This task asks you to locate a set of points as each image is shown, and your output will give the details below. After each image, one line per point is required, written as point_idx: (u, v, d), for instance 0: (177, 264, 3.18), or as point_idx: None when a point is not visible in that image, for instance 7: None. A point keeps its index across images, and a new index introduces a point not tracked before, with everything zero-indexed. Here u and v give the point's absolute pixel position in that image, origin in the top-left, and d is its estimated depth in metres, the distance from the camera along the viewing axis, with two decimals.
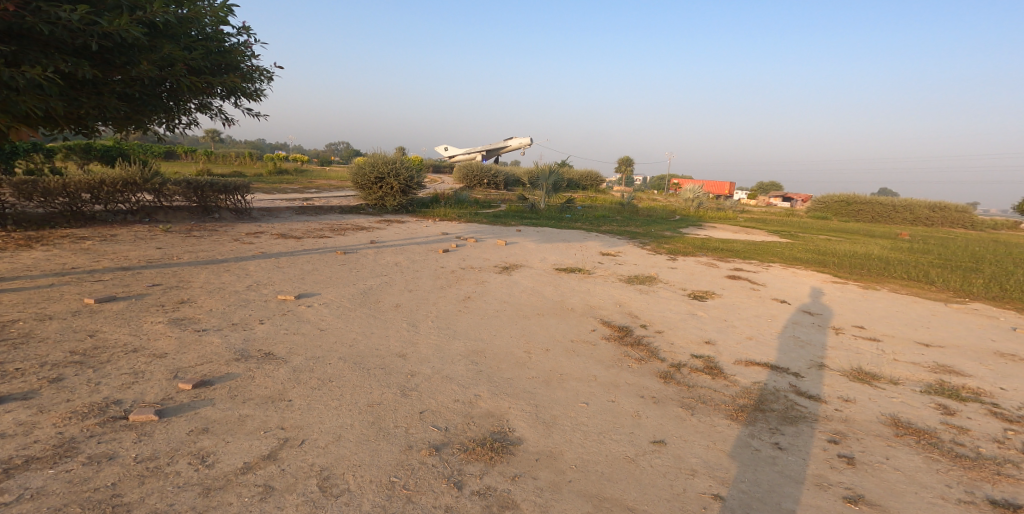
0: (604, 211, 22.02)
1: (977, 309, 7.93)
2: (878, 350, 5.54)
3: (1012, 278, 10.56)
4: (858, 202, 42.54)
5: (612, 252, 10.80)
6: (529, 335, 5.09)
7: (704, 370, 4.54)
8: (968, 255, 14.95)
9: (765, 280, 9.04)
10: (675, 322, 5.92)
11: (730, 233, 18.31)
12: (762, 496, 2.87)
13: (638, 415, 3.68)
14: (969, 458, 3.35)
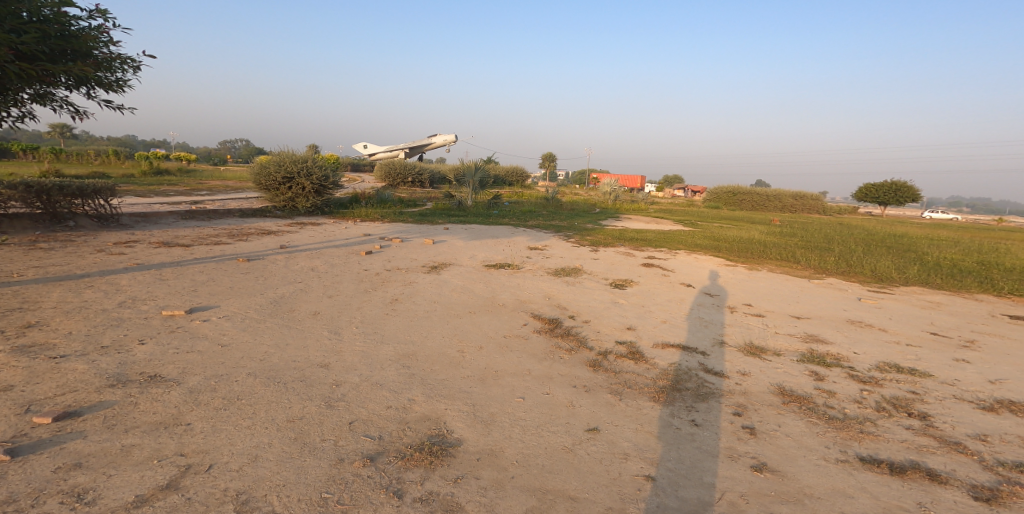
0: (532, 206, 22.39)
1: (833, 283, 8.99)
2: (762, 324, 6.09)
3: (863, 256, 12.10)
4: (744, 192, 46.70)
5: (539, 246, 10.98)
6: (461, 333, 5.04)
7: (628, 355, 4.74)
8: (821, 236, 17.06)
9: (677, 266, 9.61)
10: (600, 311, 6.12)
11: (642, 223, 19.29)
12: (686, 472, 3.04)
13: (572, 405, 3.77)
14: (839, 419, 3.76)
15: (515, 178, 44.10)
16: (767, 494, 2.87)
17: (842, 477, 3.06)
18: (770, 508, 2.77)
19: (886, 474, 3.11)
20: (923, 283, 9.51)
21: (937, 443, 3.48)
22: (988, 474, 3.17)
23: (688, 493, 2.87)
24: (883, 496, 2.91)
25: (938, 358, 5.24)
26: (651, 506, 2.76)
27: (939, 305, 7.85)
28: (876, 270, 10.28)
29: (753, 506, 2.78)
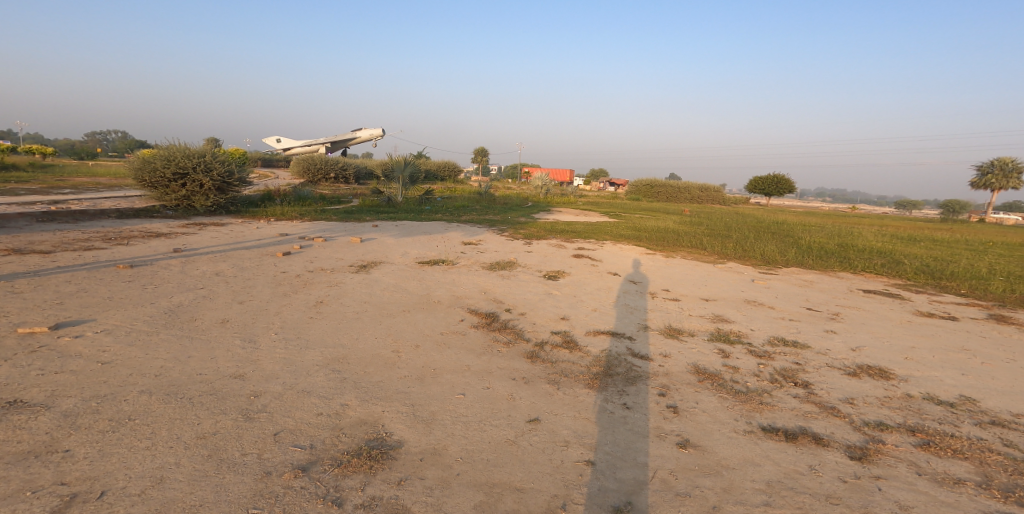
0: (464, 201, 22.38)
1: (731, 267, 9.67)
2: (679, 308, 6.42)
3: (758, 241, 13.13)
4: (659, 186, 49.21)
5: (474, 240, 10.98)
6: (395, 333, 4.95)
7: (564, 345, 4.86)
8: (724, 225, 18.38)
9: (605, 256, 9.93)
10: (535, 303, 6.22)
11: (571, 216, 19.81)
12: (623, 454, 3.16)
13: (512, 398, 3.81)
14: (743, 393, 4.05)
15: (448, 173, 43.83)
16: (692, 468, 3.04)
17: (752, 446, 3.29)
18: (697, 481, 2.93)
19: (783, 441, 3.38)
20: (803, 263, 10.48)
21: (819, 409, 3.84)
22: (859, 434, 3.53)
23: (624, 473, 2.99)
24: (783, 462, 3.15)
25: (814, 330, 5.81)
26: (591, 490, 2.85)
27: (810, 282, 8.70)
28: (764, 253, 11.19)
29: (682, 480, 2.94)
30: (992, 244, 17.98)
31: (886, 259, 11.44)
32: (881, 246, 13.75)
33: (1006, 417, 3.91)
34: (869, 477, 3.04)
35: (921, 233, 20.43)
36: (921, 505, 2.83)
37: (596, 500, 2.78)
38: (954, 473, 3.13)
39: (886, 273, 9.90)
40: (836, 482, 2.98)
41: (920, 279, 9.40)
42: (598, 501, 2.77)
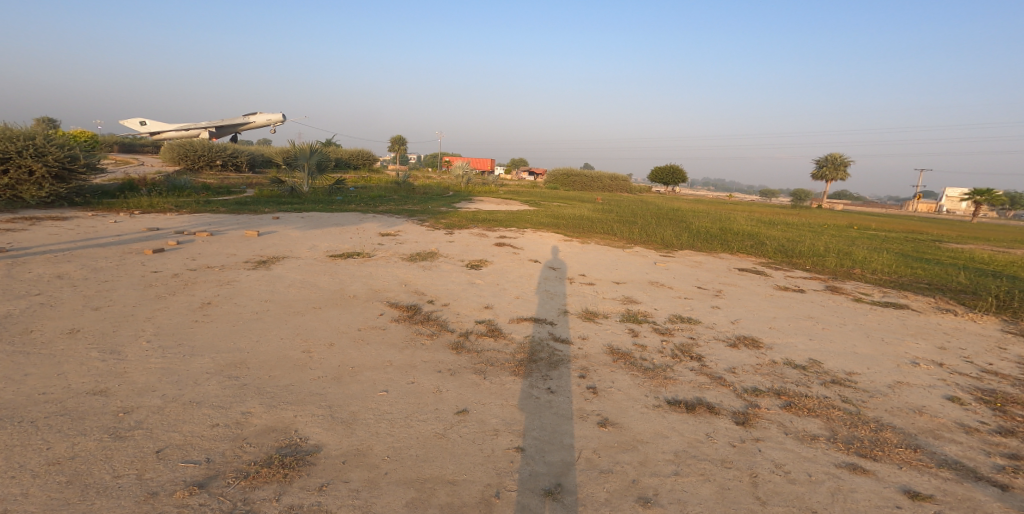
0: (381, 191, 21.86)
1: (638, 251, 10.11)
2: (594, 291, 6.64)
3: (658, 227, 13.85)
4: (577, 174, 50.61)
5: (391, 232, 10.77)
6: (305, 332, 4.76)
7: (488, 333, 4.89)
8: (630, 211, 19.32)
9: (525, 244, 10.06)
10: (457, 293, 6.20)
11: (494, 205, 19.94)
12: (549, 437, 3.24)
13: (439, 391, 3.79)
14: (652, 369, 4.26)
15: (363, 163, 42.57)
16: (612, 446, 3.16)
17: (661, 419, 3.47)
18: (618, 457, 3.05)
19: (684, 412, 3.58)
20: (693, 246, 11.18)
21: (711, 380, 4.11)
22: (741, 401, 3.81)
23: (553, 456, 3.06)
24: (687, 431, 3.34)
25: (704, 306, 6.23)
26: (523, 475, 2.90)
27: (699, 263, 9.28)
28: (665, 237, 11.87)
29: (604, 458, 3.05)
30: (829, 226, 20.51)
31: (756, 241, 12.49)
32: (749, 229, 15.18)
33: (842, 375, 4.40)
34: (751, 440, 3.28)
35: (780, 218, 22.96)
36: (791, 461, 3.09)
37: (527, 484, 2.83)
38: (811, 430, 3.45)
39: (756, 253, 10.80)
40: (727, 447, 3.19)
41: (778, 257, 10.36)
42: (530, 486, 2.82)
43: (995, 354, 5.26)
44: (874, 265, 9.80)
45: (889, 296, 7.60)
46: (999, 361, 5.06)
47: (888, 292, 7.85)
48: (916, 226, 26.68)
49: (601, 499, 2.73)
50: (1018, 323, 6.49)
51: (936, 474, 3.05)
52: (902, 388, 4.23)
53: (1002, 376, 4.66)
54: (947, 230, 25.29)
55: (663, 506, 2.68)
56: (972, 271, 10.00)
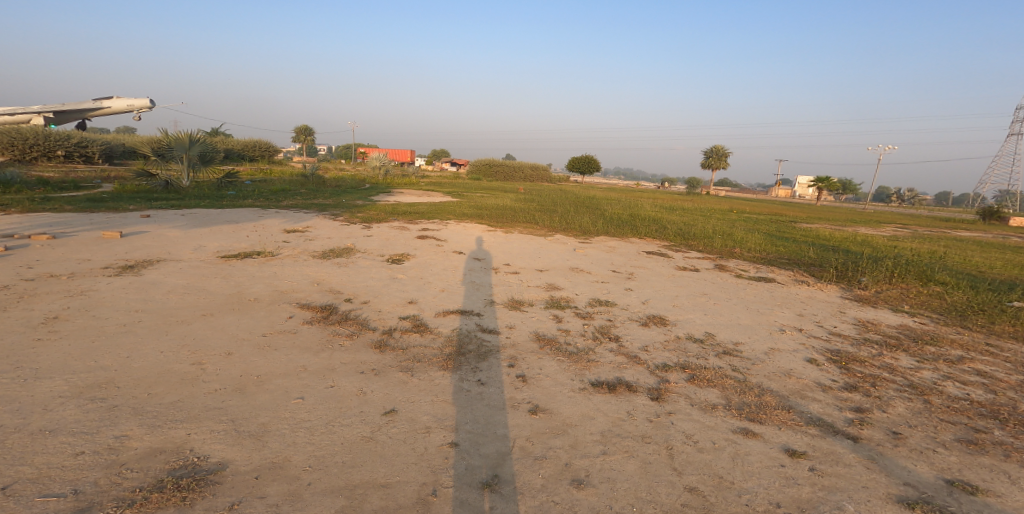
0: (285, 184, 20.57)
1: (558, 239, 10.34)
2: (519, 280, 6.70)
3: (575, 215, 14.26)
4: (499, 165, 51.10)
5: (299, 228, 10.16)
6: (194, 342, 4.36)
7: (413, 329, 4.78)
8: (550, 200, 19.75)
9: (449, 236, 9.93)
10: (378, 289, 5.98)
11: (415, 197, 19.50)
12: (483, 429, 3.23)
13: (363, 392, 3.65)
14: (576, 353, 4.38)
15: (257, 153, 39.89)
16: (544, 432, 3.21)
17: (587, 402, 3.58)
18: (550, 443, 3.11)
19: (607, 393, 3.72)
20: (608, 232, 11.63)
21: (628, 360, 4.31)
22: (654, 377, 4.02)
23: (488, 448, 3.06)
24: (611, 411, 3.47)
25: (620, 289, 6.50)
26: (459, 470, 2.87)
27: (613, 248, 9.68)
28: (583, 224, 12.25)
29: (538, 445, 3.09)
30: (723, 211, 22.34)
31: (660, 225, 13.25)
32: (656, 214, 16.07)
33: (730, 346, 4.80)
34: (665, 414, 3.47)
35: (686, 205, 24.60)
36: (699, 430, 3.30)
37: (465, 479, 2.81)
38: (710, 399, 3.72)
39: (659, 237, 11.46)
40: (646, 423, 3.35)
41: (677, 240, 11.06)
42: (467, 480, 2.80)
43: (838, 317, 6.02)
44: (748, 244, 10.79)
45: (761, 271, 8.39)
46: (841, 323, 5.79)
47: (761, 268, 8.68)
48: (781, 209, 29.91)
49: (538, 485, 2.77)
50: (853, 289, 7.48)
51: (806, 432, 3.38)
52: (774, 353, 4.69)
53: (844, 336, 5.36)
54: (807, 212, 28.54)
55: (595, 486, 2.77)
56: (820, 247, 11.36)
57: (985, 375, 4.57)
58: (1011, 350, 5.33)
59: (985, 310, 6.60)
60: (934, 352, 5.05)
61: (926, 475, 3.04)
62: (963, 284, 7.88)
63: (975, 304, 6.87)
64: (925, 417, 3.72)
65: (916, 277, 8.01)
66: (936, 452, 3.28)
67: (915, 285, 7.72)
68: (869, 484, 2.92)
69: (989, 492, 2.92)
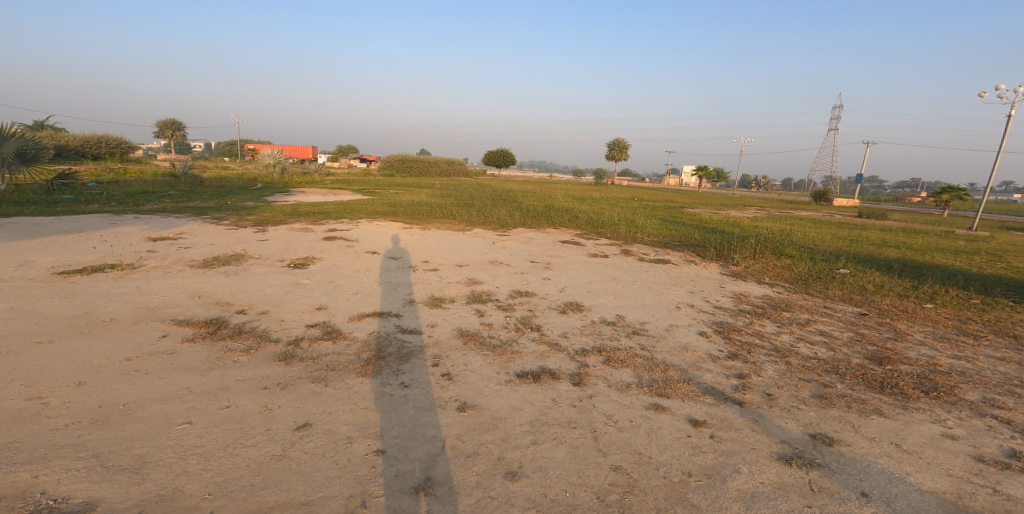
0: (152, 185, 18.31)
1: (477, 232, 10.30)
2: (439, 277, 6.59)
3: (492, 208, 14.32)
4: (411, 161, 50.25)
5: (172, 234, 9.10)
6: (30, 374, 3.73)
7: (324, 337, 4.50)
8: (466, 195, 19.67)
9: (360, 235, 9.49)
10: (279, 297, 5.55)
11: (319, 196, 18.36)
12: (411, 433, 3.14)
13: (269, 409, 3.38)
14: (499, 346, 4.40)
15: (108, 150, 35.03)
16: (474, 428, 3.20)
17: (513, 393, 3.62)
18: (480, 439, 3.10)
19: (533, 383, 3.79)
20: (525, 224, 11.80)
21: (550, 348, 4.43)
22: (575, 363, 4.17)
23: (416, 451, 2.98)
24: (537, 401, 3.54)
25: (539, 279, 6.64)
26: (389, 478, 2.77)
27: (530, 239, 9.85)
28: (498, 217, 12.32)
29: (468, 442, 3.07)
30: (627, 199, 23.76)
31: (570, 215, 13.72)
32: (566, 204, 16.63)
33: (638, 326, 5.11)
34: (587, 398, 3.62)
35: (597, 194, 25.85)
36: (617, 411, 3.48)
37: (396, 486, 2.71)
38: (625, 379, 3.93)
39: (571, 226, 11.85)
40: (571, 409, 3.47)
41: (588, 229, 11.52)
42: (398, 487, 2.71)
43: (719, 292, 6.65)
44: (647, 230, 11.53)
45: (659, 254, 9.02)
46: (721, 297, 6.41)
47: (659, 251, 9.33)
48: (663, 195, 32.36)
49: (473, 483, 2.75)
50: (728, 266, 8.31)
51: (705, 402, 3.70)
52: (673, 330, 5.07)
53: (725, 309, 5.93)
54: (685, 197, 31.15)
55: (528, 476, 2.81)
56: (702, 229, 12.44)
57: (827, 335, 5.34)
58: (842, 311, 6.27)
59: (822, 278, 7.68)
60: (789, 317, 5.79)
61: (795, 431, 3.45)
62: (806, 256, 9.08)
63: (814, 273, 7.98)
64: (788, 378, 4.24)
65: (772, 252, 9.08)
66: (800, 410, 3.74)
67: (771, 259, 8.75)
68: (756, 445, 3.25)
69: (842, 441, 3.38)
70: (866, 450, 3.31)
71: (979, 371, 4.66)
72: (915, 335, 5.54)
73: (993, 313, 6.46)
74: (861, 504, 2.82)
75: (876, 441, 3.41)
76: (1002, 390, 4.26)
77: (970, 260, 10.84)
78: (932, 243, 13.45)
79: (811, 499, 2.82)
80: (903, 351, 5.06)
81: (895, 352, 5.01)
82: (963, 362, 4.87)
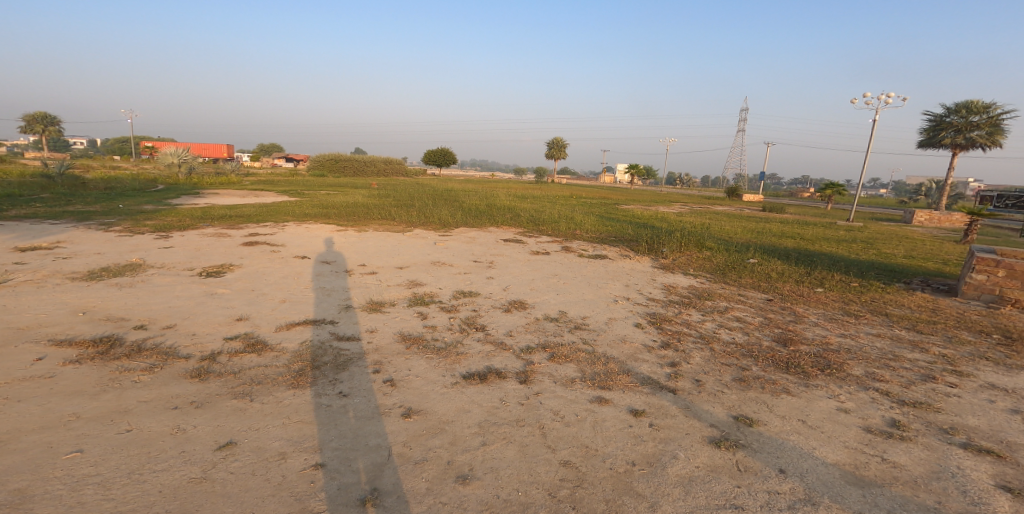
0: (27, 188, 16.19)
1: (417, 233, 10.07)
2: (377, 280, 6.37)
3: (433, 208, 14.09)
4: (345, 160, 48.59)
5: (48, 244, 8.07)
6: None
7: (247, 349, 4.19)
8: (404, 195, 19.21)
9: (285, 239, 8.96)
10: (188, 309, 5.11)
11: (236, 198, 17.15)
12: (352, 444, 3.00)
13: (181, 430, 3.09)
14: (443, 349, 4.32)
15: None
16: (421, 434, 3.11)
17: (460, 396, 3.56)
18: (429, 444, 3.02)
19: (479, 384, 3.75)
20: (467, 223, 11.69)
21: (495, 347, 4.40)
22: (521, 361, 4.18)
23: (360, 462, 2.86)
24: (484, 401, 3.51)
25: (482, 279, 6.61)
26: (331, 492, 2.63)
27: (472, 238, 9.77)
28: (441, 217, 12.12)
29: (416, 448, 2.99)
30: (563, 197, 24.29)
31: (513, 214, 13.76)
32: (506, 203, 16.70)
33: (580, 321, 5.21)
34: (534, 395, 3.64)
35: (535, 192, 26.22)
36: (564, 406, 3.53)
37: (340, 500, 2.59)
38: (569, 374, 3.99)
39: (514, 224, 11.89)
40: (518, 407, 3.47)
41: (529, 227, 11.62)
42: (342, 500, 2.59)
43: (651, 284, 6.95)
44: (585, 226, 11.80)
45: (597, 250, 9.26)
46: (653, 289, 6.71)
47: (596, 246, 9.58)
48: (587, 191, 33.42)
49: (423, 489, 2.68)
50: (659, 259, 8.70)
51: (643, 392, 3.85)
52: (612, 323, 5.23)
53: (657, 300, 6.21)
54: (611, 193, 32.27)
55: (480, 478, 2.78)
56: (635, 225, 12.95)
57: (742, 320, 5.74)
58: (752, 298, 6.77)
59: (736, 267, 8.25)
60: (711, 306, 6.17)
61: (722, 415, 3.67)
62: (726, 249, 9.71)
63: (732, 263, 8.55)
64: (713, 363, 4.51)
65: (696, 245, 9.62)
66: (724, 394, 3.98)
67: (695, 251, 9.27)
68: (689, 430, 3.42)
69: (760, 421, 3.64)
70: (779, 428, 3.58)
71: (861, 347, 5.21)
72: (811, 317, 6.10)
73: (870, 294, 7.26)
74: (781, 480, 3.03)
75: (787, 419, 3.71)
76: (879, 364, 4.78)
77: (851, 248, 12.13)
78: (819, 234, 14.89)
79: (740, 479, 3.00)
80: (802, 332, 5.55)
81: (797, 333, 5.49)
82: (848, 339, 5.42)
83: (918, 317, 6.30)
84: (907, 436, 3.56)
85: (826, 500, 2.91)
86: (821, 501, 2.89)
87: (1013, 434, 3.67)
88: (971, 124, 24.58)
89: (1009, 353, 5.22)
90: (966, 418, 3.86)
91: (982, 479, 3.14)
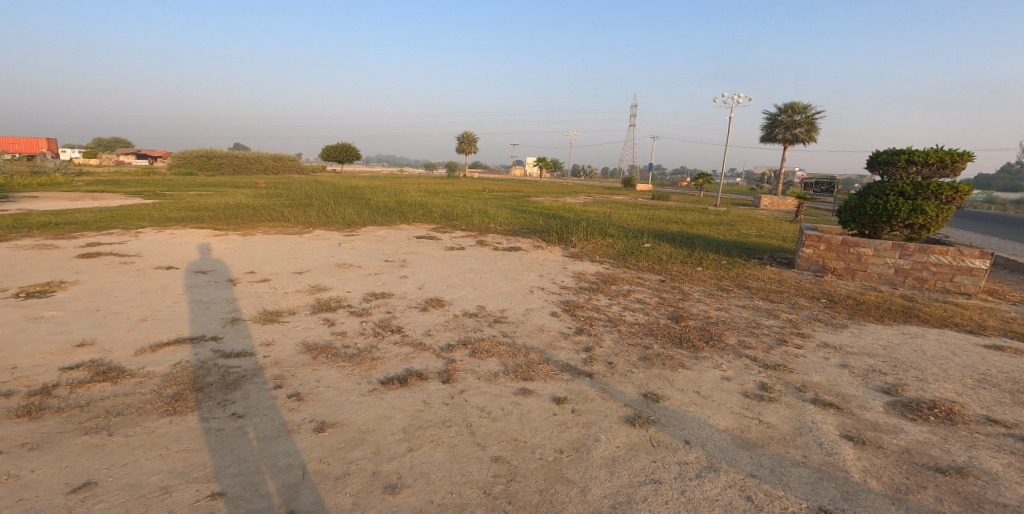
0: None
1: (318, 235, 9.48)
2: (272, 288, 5.90)
3: (335, 206, 13.38)
4: (217, 156, 44.57)
5: None
6: None
7: (94, 378, 3.66)
8: (301, 193, 18.07)
9: (142, 249, 7.96)
10: (7, 338, 4.35)
11: (70, 202, 14.94)
12: (256, 467, 2.75)
13: (13, 477, 2.63)
14: (357, 355, 4.10)
15: None
16: (339, 447, 2.93)
17: (380, 403, 3.40)
18: (349, 456, 2.85)
19: (399, 388, 3.61)
20: (375, 222, 11.26)
21: (414, 348, 4.27)
22: (442, 360, 4.09)
23: (269, 486, 2.63)
24: (406, 405, 3.38)
25: (394, 278, 6.38)
26: None
27: (382, 237, 9.42)
28: (345, 216, 11.54)
29: (335, 463, 2.80)
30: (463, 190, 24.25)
31: (425, 209, 13.49)
32: (413, 198, 16.31)
33: (498, 314, 5.21)
34: (458, 394, 3.57)
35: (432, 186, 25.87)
36: (489, 401, 3.51)
37: None
38: (492, 369, 3.97)
39: (426, 220, 11.67)
40: (443, 407, 3.38)
41: (442, 222, 11.46)
42: None
43: (563, 273, 7.16)
44: (499, 219, 11.89)
45: (511, 242, 9.34)
46: (566, 278, 6.90)
47: (510, 238, 9.68)
48: (483, 185, 33.61)
49: (348, 505, 2.52)
50: (569, 248, 8.97)
51: (563, 379, 3.93)
52: (530, 313, 5.30)
53: (570, 288, 6.39)
54: (510, 187, 32.91)
55: (410, 485, 2.68)
56: (545, 216, 13.28)
57: (642, 302, 6.08)
58: (649, 280, 7.21)
59: (635, 252, 8.73)
60: (616, 290, 6.47)
61: (633, 394, 3.86)
62: (624, 235, 10.25)
63: (632, 248, 9.04)
64: (622, 345, 4.73)
65: (600, 233, 10.06)
66: (633, 374, 4.19)
67: (599, 239, 9.67)
68: (608, 412, 3.56)
69: (666, 396, 3.88)
70: (681, 401, 3.83)
71: (733, 318, 5.75)
72: (695, 294, 6.62)
73: (736, 270, 8.05)
74: (688, 450, 3.25)
75: (686, 392, 3.98)
76: (746, 332, 5.32)
77: (719, 230, 13.37)
78: (697, 218, 16.24)
79: (654, 453, 3.18)
80: (689, 308, 6.00)
81: (687, 310, 5.91)
82: (722, 312, 5.95)
83: (769, 287, 7.10)
84: (773, 397, 3.99)
85: (725, 464, 3.16)
86: (721, 466, 3.13)
87: (845, 386, 4.24)
88: (796, 121, 28.13)
89: (832, 313, 6.05)
90: (811, 375, 4.39)
91: (832, 430, 3.58)
